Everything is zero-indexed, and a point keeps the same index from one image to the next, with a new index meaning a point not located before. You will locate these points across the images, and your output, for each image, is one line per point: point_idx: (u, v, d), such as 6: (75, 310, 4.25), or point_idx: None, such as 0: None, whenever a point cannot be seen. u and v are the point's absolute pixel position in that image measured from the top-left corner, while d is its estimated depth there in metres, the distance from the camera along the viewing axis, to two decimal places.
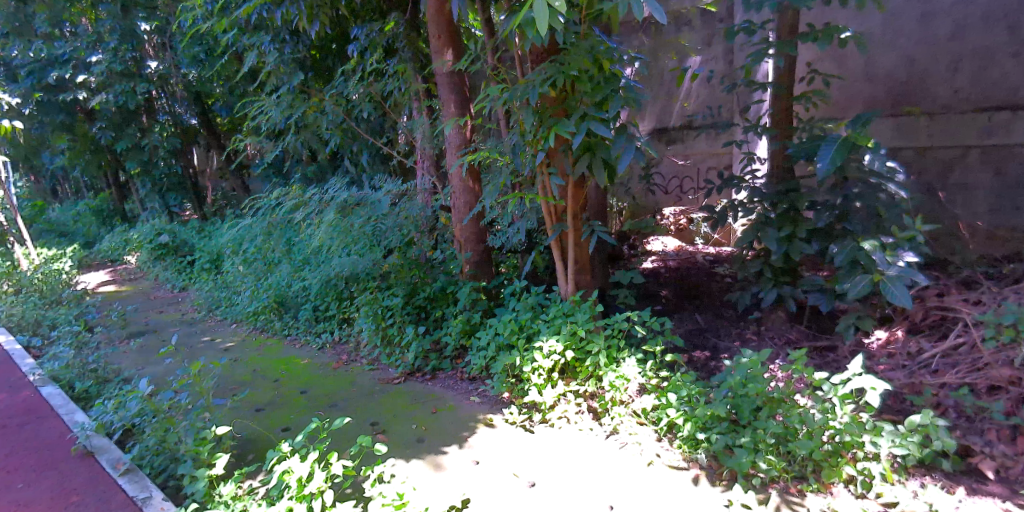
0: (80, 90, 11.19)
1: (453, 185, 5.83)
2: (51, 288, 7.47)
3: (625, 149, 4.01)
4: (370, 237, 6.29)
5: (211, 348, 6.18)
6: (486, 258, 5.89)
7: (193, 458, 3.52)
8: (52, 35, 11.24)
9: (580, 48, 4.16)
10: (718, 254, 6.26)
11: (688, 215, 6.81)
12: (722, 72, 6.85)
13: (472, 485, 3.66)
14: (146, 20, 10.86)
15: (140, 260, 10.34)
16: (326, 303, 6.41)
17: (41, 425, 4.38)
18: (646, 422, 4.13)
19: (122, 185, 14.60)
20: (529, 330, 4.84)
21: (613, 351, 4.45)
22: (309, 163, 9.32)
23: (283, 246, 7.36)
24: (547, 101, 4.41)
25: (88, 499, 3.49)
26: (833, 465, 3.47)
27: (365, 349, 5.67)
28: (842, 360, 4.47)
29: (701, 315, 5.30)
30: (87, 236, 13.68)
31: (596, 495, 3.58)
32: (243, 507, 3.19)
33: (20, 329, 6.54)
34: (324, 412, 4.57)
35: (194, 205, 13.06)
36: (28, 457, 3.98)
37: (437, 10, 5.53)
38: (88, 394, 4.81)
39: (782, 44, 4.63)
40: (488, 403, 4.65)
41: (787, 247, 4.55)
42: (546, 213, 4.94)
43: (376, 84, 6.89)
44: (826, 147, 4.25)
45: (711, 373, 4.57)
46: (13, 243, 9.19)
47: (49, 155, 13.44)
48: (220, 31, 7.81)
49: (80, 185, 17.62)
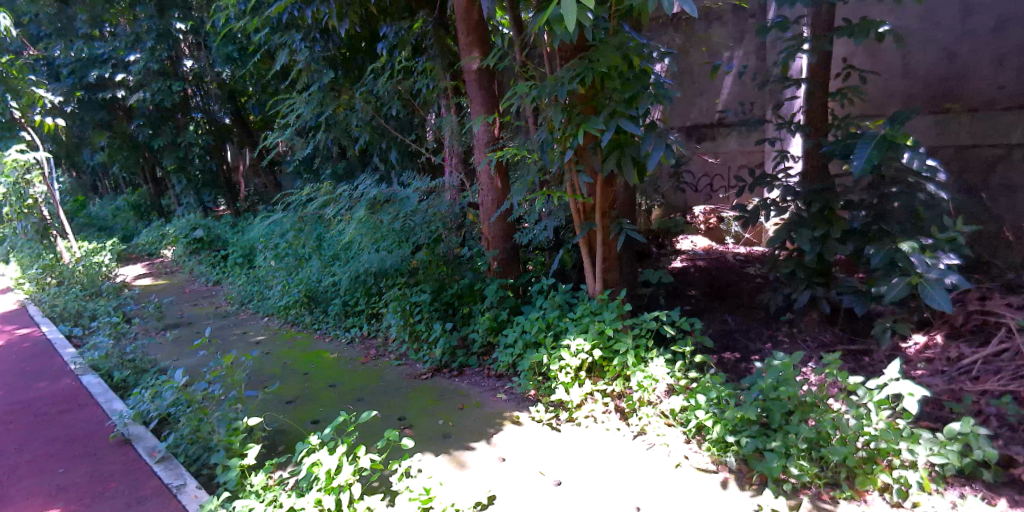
0: (119, 88, 11.50)
1: (480, 182, 5.86)
2: (92, 280, 7.67)
3: (654, 146, 3.97)
4: (399, 234, 6.35)
5: (244, 341, 6.29)
6: (514, 255, 5.90)
7: (226, 448, 3.58)
8: (93, 35, 11.53)
9: (609, 45, 4.13)
10: (749, 254, 6.19)
11: (717, 213, 6.77)
12: (754, 69, 6.77)
13: (499, 483, 3.67)
14: (181, 20, 11.08)
15: (176, 254, 10.58)
16: (355, 299, 6.45)
17: (81, 413, 4.51)
18: (674, 423, 4.09)
19: (159, 182, 14.96)
20: (556, 328, 4.82)
21: (641, 351, 4.43)
22: (339, 160, 9.47)
23: (313, 242, 7.45)
24: (576, 98, 4.39)
25: (124, 487, 3.58)
26: (868, 473, 3.40)
27: (392, 345, 5.73)
28: (877, 364, 4.38)
29: (731, 316, 5.24)
30: (125, 230, 14.05)
31: (623, 495, 3.56)
32: (273, 497, 3.25)
33: (63, 319, 6.79)
34: (352, 407, 4.61)
35: (228, 200, 13.36)
36: (69, 443, 4.10)
37: (465, 9, 5.57)
38: (126, 383, 4.93)
39: (817, 40, 4.52)
40: (514, 401, 4.67)
41: (821, 248, 4.46)
42: (575, 211, 4.94)
43: (405, 82, 7.04)
44: (862, 146, 4.12)
45: (741, 375, 4.53)
46: (55, 237, 9.32)
47: (90, 151, 13.84)
48: (253, 30, 7.92)
49: (119, 180, 18.11)
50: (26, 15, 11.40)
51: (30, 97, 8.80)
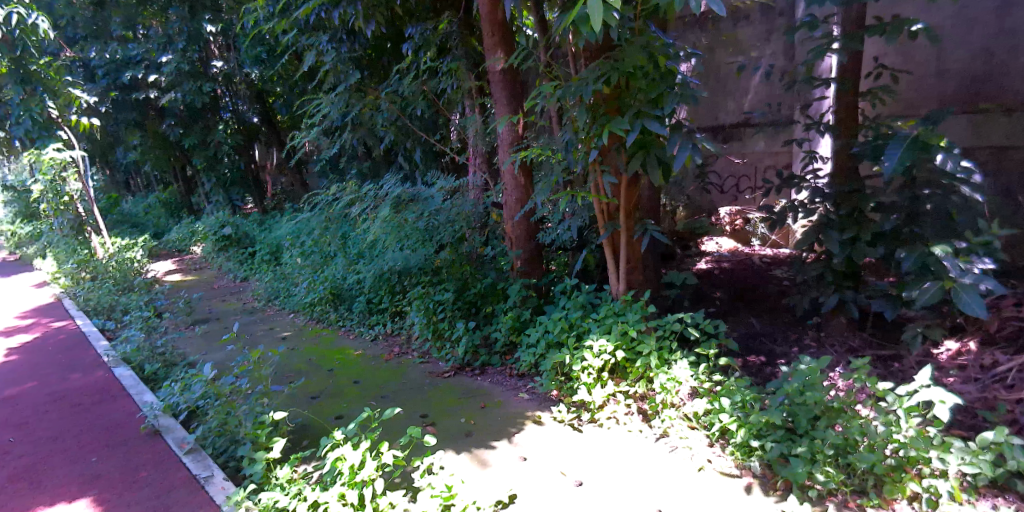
0: (151, 89, 11.73)
1: (504, 182, 5.87)
2: (124, 275, 7.85)
3: (680, 147, 3.95)
4: (422, 233, 6.37)
5: (270, 336, 6.39)
6: (536, 255, 5.90)
7: (253, 441, 3.64)
8: (126, 37, 11.77)
9: (635, 45, 4.12)
10: (776, 256, 6.12)
11: (743, 215, 6.71)
12: (782, 68, 6.68)
13: (520, 482, 3.67)
14: (211, 23, 11.27)
15: (205, 251, 10.77)
16: (379, 297, 6.51)
17: (113, 404, 4.61)
18: (698, 426, 4.06)
19: (189, 180, 15.26)
20: (579, 329, 4.81)
21: (665, 353, 4.40)
22: (364, 159, 9.58)
23: (338, 240, 7.54)
24: (600, 98, 4.38)
25: (154, 477, 3.66)
26: (896, 481, 3.32)
27: (415, 343, 5.77)
28: (908, 370, 4.31)
29: (757, 318, 5.18)
30: (156, 227, 14.35)
31: (644, 497, 3.54)
32: (298, 490, 3.29)
33: (96, 313, 6.95)
34: (375, 403, 4.65)
35: (256, 199, 13.58)
36: (102, 433, 4.20)
37: (490, 10, 5.59)
38: (157, 376, 5.04)
39: (847, 38, 4.44)
40: (536, 401, 4.66)
41: (851, 251, 4.40)
42: (599, 211, 4.93)
43: (430, 82, 7.09)
44: (894, 146, 4.03)
45: (766, 379, 4.48)
46: (90, 233, 9.65)
47: (124, 150, 14.17)
48: (281, 31, 8.03)
49: (151, 178, 18.52)
50: (64, 17, 11.73)
51: (68, 97, 9.05)
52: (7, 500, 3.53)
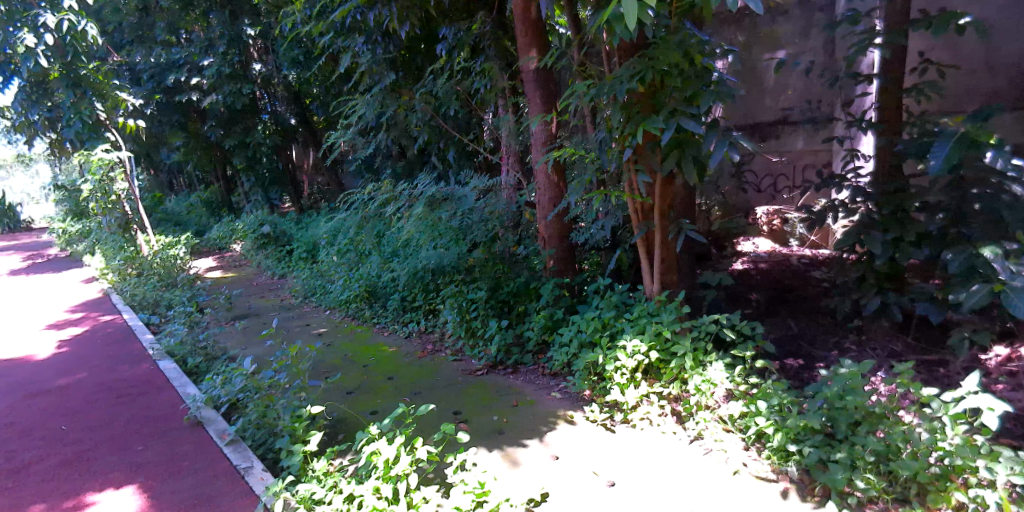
0: (194, 92, 12.04)
1: (538, 182, 5.87)
2: (168, 271, 8.08)
3: (716, 145, 3.89)
4: (457, 231, 6.55)
5: (307, 332, 6.51)
6: (569, 255, 5.89)
7: (291, 434, 3.72)
8: (170, 41, 12.09)
9: (670, 42, 4.08)
10: (815, 257, 5.99)
11: (781, 215, 6.61)
12: (822, 65, 6.54)
13: (552, 480, 3.67)
14: (251, 26, 11.51)
15: (244, 249, 11.01)
16: (413, 295, 6.57)
17: (158, 396, 4.75)
18: (733, 430, 3.99)
19: (229, 179, 15.65)
20: (612, 329, 4.79)
21: (700, 354, 4.35)
22: (399, 159, 9.69)
23: (374, 239, 7.65)
24: (635, 97, 4.35)
25: (196, 466, 3.76)
26: (941, 490, 3.21)
27: (449, 340, 5.81)
28: (954, 376, 4.21)
29: (795, 321, 5.08)
30: (198, 225, 14.74)
31: (677, 499, 3.51)
32: (334, 483, 3.34)
33: (142, 308, 7.17)
34: (409, 399, 4.71)
35: (293, 198, 13.85)
36: (147, 424, 4.33)
37: (523, 10, 5.60)
38: (198, 369, 5.17)
39: (891, 33, 4.32)
40: (569, 400, 4.65)
41: (894, 252, 4.29)
42: (633, 211, 4.90)
43: (464, 82, 7.14)
44: (941, 143, 3.88)
45: (805, 383, 4.40)
46: (136, 230, 9.96)
47: (168, 151, 14.58)
48: (318, 34, 8.16)
49: (192, 178, 19.03)
50: (111, 23, 12.12)
51: (115, 100, 9.39)
52: (59, 485, 3.67)
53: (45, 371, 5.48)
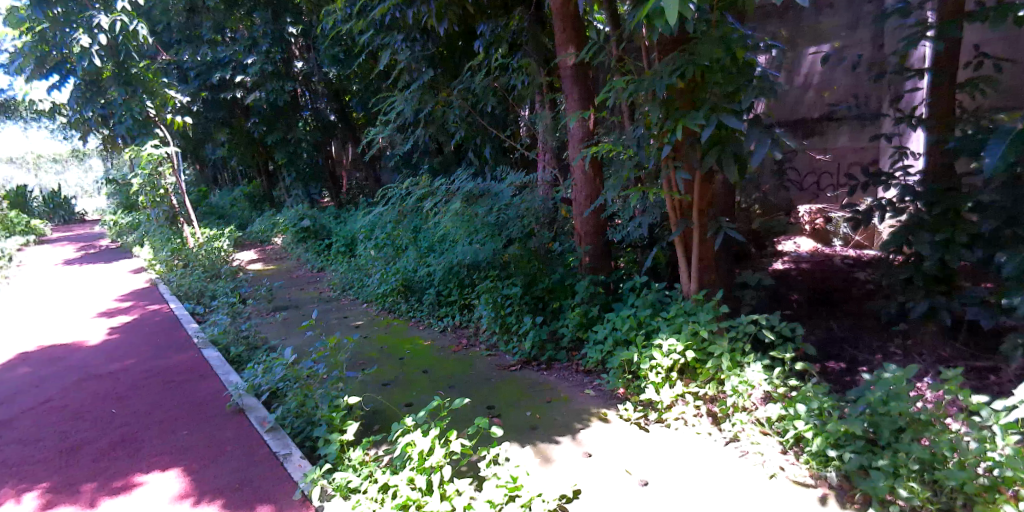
0: (237, 89, 12.33)
1: (574, 178, 5.85)
2: (213, 263, 8.30)
3: (758, 142, 3.80)
4: (492, 227, 6.57)
5: (345, 324, 6.61)
6: (605, 252, 5.86)
7: (328, 423, 3.79)
8: (215, 40, 12.38)
9: (711, 37, 4.01)
10: (859, 257, 5.83)
11: (825, 214, 6.46)
12: (870, 59, 6.34)
13: (585, 478, 3.66)
14: (293, 25, 11.73)
15: (285, 242, 11.24)
16: (449, 289, 6.62)
17: (202, 383, 4.89)
18: (771, 432, 3.91)
19: (272, 174, 16.00)
20: (648, 327, 4.73)
21: (737, 355, 4.27)
22: (436, 155, 9.78)
23: (411, 234, 7.74)
24: (675, 93, 4.28)
25: (238, 452, 3.85)
26: (990, 502, 3.09)
27: (483, 335, 5.84)
28: (1006, 384, 4.05)
29: (837, 323, 4.95)
30: (241, 219, 15.12)
31: (711, 500, 3.46)
32: (369, 472, 3.39)
33: (187, 298, 7.40)
34: (444, 392, 4.74)
35: (332, 193, 14.07)
36: (191, 409, 4.46)
37: (562, 6, 5.58)
38: (241, 358, 5.31)
39: (944, 25, 4.16)
40: (603, 398, 4.63)
41: (944, 254, 4.15)
42: (671, 208, 4.85)
43: (501, 78, 7.16)
44: (995, 142, 3.63)
45: (846, 387, 4.32)
46: (182, 223, 10.26)
47: (213, 146, 14.99)
48: (358, 32, 8.26)
49: (236, 173, 19.53)
50: (160, 23, 12.48)
51: (164, 98, 9.68)
52: (109, 466, 3.81)
53: (97, 357, 5.70)
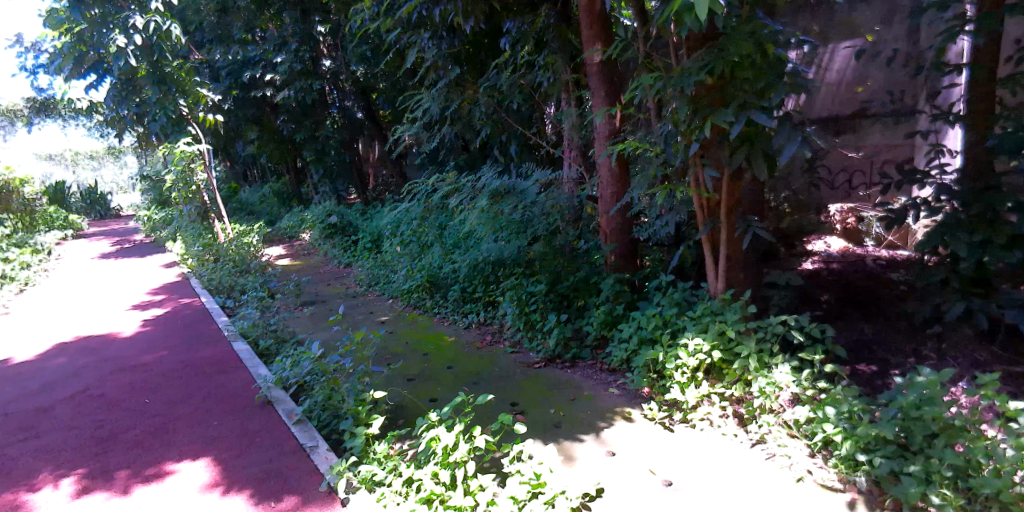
0: (267, 87, 12.50)
1: (600, 175, 5.82)
2: (242, 258, 8.44)
3: (788, 139, 3.74)
4: (519, 225, 6.65)
5: (370, 320, 6.67)
6: (631, 250, 5.82)
7: (354, 417, 3.83)
8: (246, 39, 12.56)
9: (741, 32, 3.95)
10: (892, 258, 5.69)
11: (857, 213, 6.37)
12: (905, 54, 6.19)
13: (608, 476, 3.65)
14: (321, 24, 11.85)
15: (312, 238, 11.38)
16: (473, 286, 6.64)
17: (231, 375, 4.98)
18: (798, 435, 3.84)
19: (300, 171, 16.20)
20: (673, 326, 4.69)
21: (765, 356, 4.20)
22: (462, 152, 9.81)
23: (436, 230, 7.77)
24: (703, 89, 4.23)
25: (265, 444, 3.91)
26: None
27: (508, 332, 5.84)
28: None
29: (868, 325, 4.84)
30: (270, 215, 15.35)
31: (737, 502, 3.42)
32: (394, 467, 3.42)
33: (218, 292, 7.55)
34: (468, 388, 4.76)
35: (359, 190, 14.21)
36: (221, 401, 4.54)
37: (588, 3, 5.55)
38: (269, 351, 5.40)
39: (984, 20, 4.05)
40: (627, 397, 4.60)
41: (981, 255, 4.04)
42: (699, 206, 4.80)
43: (527, 75, 7.27)
44: None
45: (877, 391, 4.25)
46: (213, 219, 10.44)
47: (244, 143, 15.23)
48: (385, 30, 8.30)
49: (266, 170, 19.83)
50: (193, 23, 12.70)
51: (196, 96, 9.85)
52: (142, 454, 3.89)
53: (130, 348, 5.84)
